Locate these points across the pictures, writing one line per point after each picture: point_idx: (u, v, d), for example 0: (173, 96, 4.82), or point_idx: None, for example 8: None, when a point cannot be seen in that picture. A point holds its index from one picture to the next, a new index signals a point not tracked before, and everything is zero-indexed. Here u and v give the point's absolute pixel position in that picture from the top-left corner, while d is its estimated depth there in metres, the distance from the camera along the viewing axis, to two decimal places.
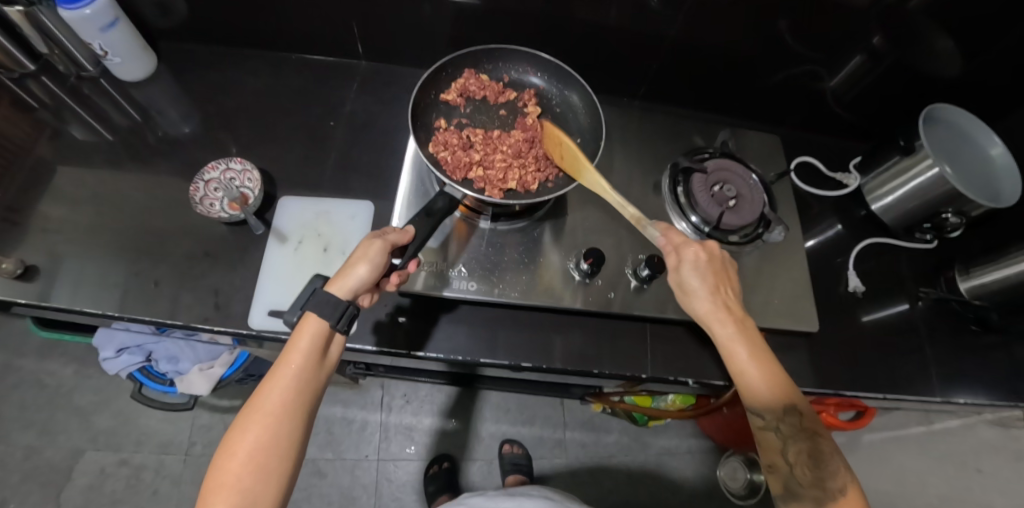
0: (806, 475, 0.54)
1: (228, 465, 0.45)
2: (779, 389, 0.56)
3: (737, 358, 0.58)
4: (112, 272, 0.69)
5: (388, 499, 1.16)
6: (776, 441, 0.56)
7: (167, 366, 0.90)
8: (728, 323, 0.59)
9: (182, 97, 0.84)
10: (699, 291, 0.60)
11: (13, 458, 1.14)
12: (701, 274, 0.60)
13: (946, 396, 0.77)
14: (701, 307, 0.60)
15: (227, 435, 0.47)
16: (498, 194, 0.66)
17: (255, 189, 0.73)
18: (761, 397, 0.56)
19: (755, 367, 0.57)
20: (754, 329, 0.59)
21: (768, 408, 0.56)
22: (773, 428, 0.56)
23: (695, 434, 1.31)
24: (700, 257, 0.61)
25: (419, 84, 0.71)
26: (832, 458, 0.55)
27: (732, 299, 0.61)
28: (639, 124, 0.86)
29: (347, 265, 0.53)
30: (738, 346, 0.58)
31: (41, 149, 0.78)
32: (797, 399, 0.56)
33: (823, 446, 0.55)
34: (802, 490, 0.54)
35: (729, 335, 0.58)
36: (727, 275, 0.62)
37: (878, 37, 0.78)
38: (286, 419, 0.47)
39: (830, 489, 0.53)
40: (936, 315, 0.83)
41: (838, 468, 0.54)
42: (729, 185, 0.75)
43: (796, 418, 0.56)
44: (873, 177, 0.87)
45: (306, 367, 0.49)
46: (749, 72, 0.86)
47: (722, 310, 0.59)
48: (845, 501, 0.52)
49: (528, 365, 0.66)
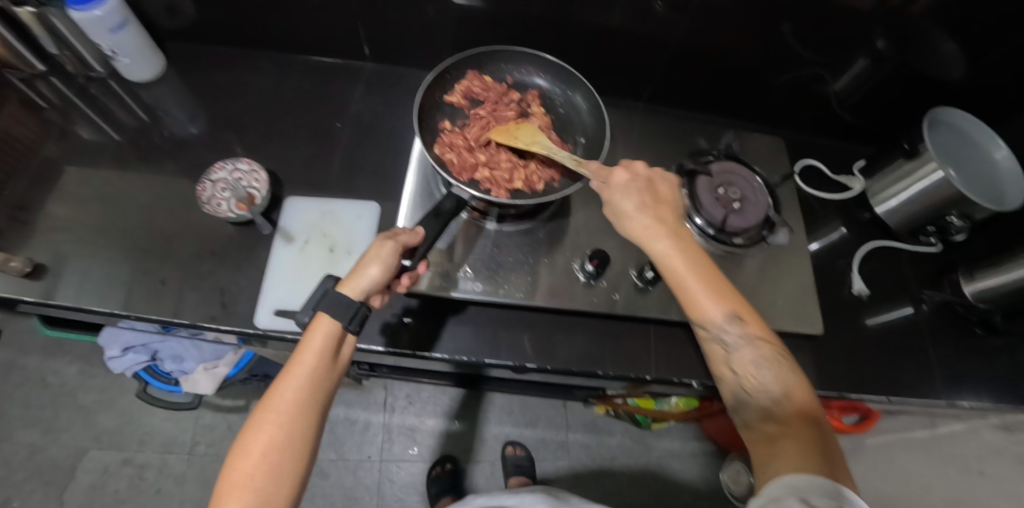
0: (752, 383, 0.52)
1: (241, 466, 0.44)
2: (721, 298, 0.54)
3: (676, 270, 0.55)
4: (118, 270, 0.70)
5: (391, 500, 1.16)
6: (720, 352, 0.54)
7: (172, 364, 0.91)
8: (665, 238, 0.56)
9: (190, 98, 0.85)
10: (630, 213, 0.58)
11: (17, 456, 1.14)
12: (631, 195, 0.58)
13: (951, 399, 0.77)
14: (636, 227, 0.57)
15: (239, 436, 0.46)
16: (504, 194, 0.66)
17: (262, 190, 0.74)
18: (703, 308, 0.54)
19: (696, 280, 0.54)
20: (693, 243, 0.57)
21: (711, 318, 0.53)
22: (718, 339, 0.53)
23: (698, 436, 1.31)
24: (626, 180, 0.59)
25: (425, 85, 0.71)
26: (778, 363, 0.52)
27: (668, 212, 0.59)
28: (644, 127, 0.86)
29: (360, 265, 0.54)
30: (676, 260, 0.55)
31: (49, 149, 0.79)
32: (739, 307, 0.54)
33: (766, 352, 0.52)
34: (750, 398, 0.52)
35: (667, 250, 0.55)
36: (663, 193, 0.60)
37: (880, 41, 0.79)
38: (299, 418, 0.47)
39: (777, 395, 0.50)
40: (941, 318, 0.83)
41: (784, 372, 0.52)
42: (734, 188, 0.75)
43: (738, 325, 0.53)
44: (878, 181, 0.87)
45: (319, 366, 0.49)
46: (753, 75, 0.86)
47: (654, 224, 0.56)
48: (794, 406, 0.49)
49: (534, 365, 0.66)
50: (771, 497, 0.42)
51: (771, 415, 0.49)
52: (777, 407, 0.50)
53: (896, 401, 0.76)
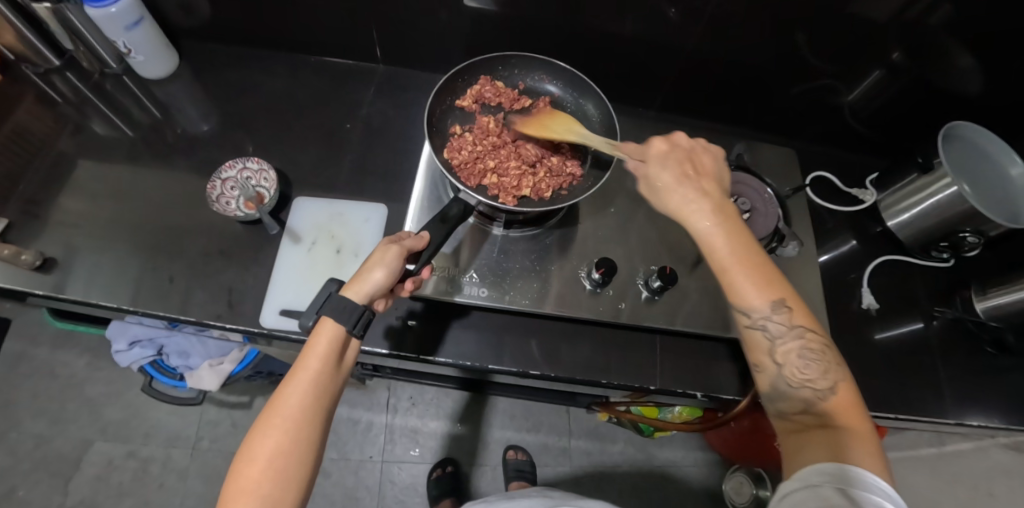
0: (794, 374, 0.49)
1: (248, 470, 0.44)
2: (767, 285, 0.51)
3: (719, 254, 0.51)
4: (128, 266, 0.70)
5: (390, 501, 1.16)
6: (762, 339, 0.50)
7: (179, 359, 0.92)
8: (708, 218, 0.53)
9: (202, 96, 0.85)
10: (670, 187, 0.56)
11: (23, 446, 1.15)
12: (671, 172, 0.56)
13: (959, 418, 0.76)
14: (678, 205, 0.55)
15: (245, 441, 0.46)
16: (512, 201, 0.66)
17: (272, 189, 0.74)
18: (746, 293, 0.50)
19: (741, 259, 0.51)
20: (740, 224, 0.53)
21: (755, 305, 0.50)
22: (761, 327, 0.50)
23: (702, 446, 1.30)
24: (664, 150, 0.58)
25: (436, 89, 0.71)
26: (822, 355, 0.49)
27: (711, 188, 0.56)
28: (655, 134, 0.85)
29: (365, 269, 0.53)
30: (720, 241, 0.52)
31: (64, 143, 0.80)
32: (787, 294, 0.50)
33: (811, 343, 0.50)
34: (790, 389, 0.49)
35: (709, 231, 0.53)
36: (707, 173, 0.57)
37: (897, 53, 0.78)
38: (305, 424, 0.47)
39: (822, 387, 0.48)
40: (951, 335, 0.82)
41: (830, 364, 0.49)
42: (744, 198, 0.74)
43: (786, 315, 0.50)
44: (890, 194, 0.86)
45: (324, 371, 0.49)
46: (766, 85, 0.86)
47: (700, 201, 0.54)
48: (836, 401, 0.47)
49: (536, 373, 0.66)
50: (806, 483, 0.42)
51: (813, 409, 0.48)
52: (821, 401, 0.48)
53: (904, 419, 0.75)
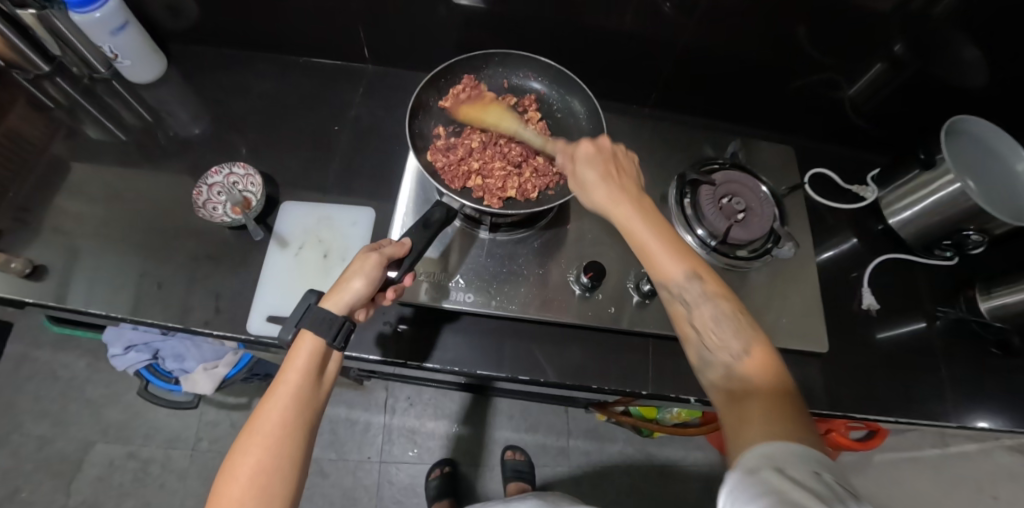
0: (715, 342, 0.48)
1: (230, 489, 0.44)
2: (679, 256, 0.51)
3: (634, 235, 0.53)
4: (118, 272, 0.70)
5: (389, 502, 1.16)
6: (682, 311, 0.50)
7: (174, 363, 0.92)
8: (625, 203, 0.55)
9: (192, 99, 0.85)
10: (592, 182, 0.57)
11: (26, 448, 1.17)
12: (592, 165, 0.58)
13: (963, 421, 0.74)
14: (599, 196, 0.56)
15: (227, 459, 0.46)
16: (497, 203, 0.65)
17: (258, 192, 0.74)
18: (662, 268, 0.51)
19: (656, 239, 0.52)
20: (652, 207, 0.55)
21: (670, 278, 0.50)
22: (679, 299, 0.50)
23: (701, 446, 1.29)
24: (590, 151, 0.59)
25: (419, 89, 0.70)
26: (737, 318, 0.48)
27: (630, 183, 0.57)
28: (649, 131, 0.83)
29: (343, 279, 0.53)
30: (637, 224, 0.53)
31: (55, 148, 0.79)
32: (697, 264, 0.51)
33: (726, 309, 0.49)
34: (714, 359, 0.48)
35: (625, 217, 0.54)
36: (623, 165, 0.60)
37: (899, 45, 0.75)
38: (288, 440, 0.46)
39: (740, 350, 0.47)
40: (956, 336, 0.80)
41: (743, 326, 0.48)
42: (738, 198, 0.72)
43: (697, 284, 0.50)
44: (893, 191, 0.84)
45: (305, 385, 0.49)
46: (762, 79, 0.84)
47: (617, 191, 0.55)
48: (756, 363, 0.46)
49: (526, 378, 0.65)
50: (746, 469, 0.38)
51: (735, 374, 0.46)
52: (740, 365, 0.46)
53: (904, 421, 0.73)
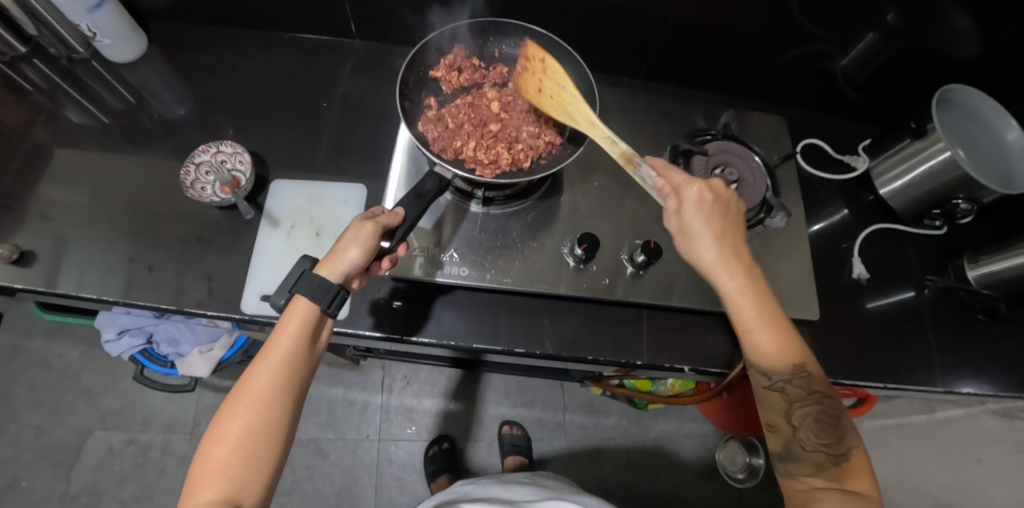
0: (810, 438, 0.54)
1: (218, 449, 0.45)
2: (788, 348, 0.54)
3: (743, 312, 0.55)
4: (107, 256, 0.69)
5: (389, 479, 1.17)
6: (781, 403, 0.55)
7: (167, 348, 0.91)
8: (738, 274, 0.55)
9: (175, 79, 0.83)
10: (704, 239, 0.55)
11: (24, 437, 1.17)
12: (705, 216, 0.55)
13: (949, 385, 0.76)
14: (709, 256, 0.55)
15: (215, 421, 0.46)
16: (490, 174, 0.64)
17: (247, 171, 0.73)
18: (769, 358, 0.54)
19: (765, 327, 0.54)
20: (762, 281, 0.56)
21: (774, 369, 0.55)
22: (779, 390, 0.55)
23: (695, 417, 1.31)
24: (704, 197, 0.56)
25: (407, 61, 0.67)
26: (836, 422, 0.54)
27: (742, 248, 0.56)
28: (642, 102, 0.82)
29: (339, 247, 0.52)
30: (747, 299, 0.54)
31: (36, 132, 0.78)
32: (805, 358, 0.54)
33: (827, 409, 0.54)
34: (805, 453, 0.54)
35: (736, 289, 0.55)
36: (737, 221, 0.57)
37: (892, 14, 0.75)
38: (276, 403, 0.47)
39: (833, 451, 0.53)
40: (942, 303, 0.82)
41: (842, 431, 0.54)
42: (731, 169, 0.72)
43: (804, 381, 0.54)
44: (882, 161, 0.85)
45: (297, 349, 0.49)
46: (755, 49, 0.83)
47: (730, 257, 0.55)
48: (849, 466, 0.52)
49: (523, 351, 0.65)
50: None
51: (823, 472, 0.52)
52: (833, 467, 0.52)
53: (892, 387, 0.75)
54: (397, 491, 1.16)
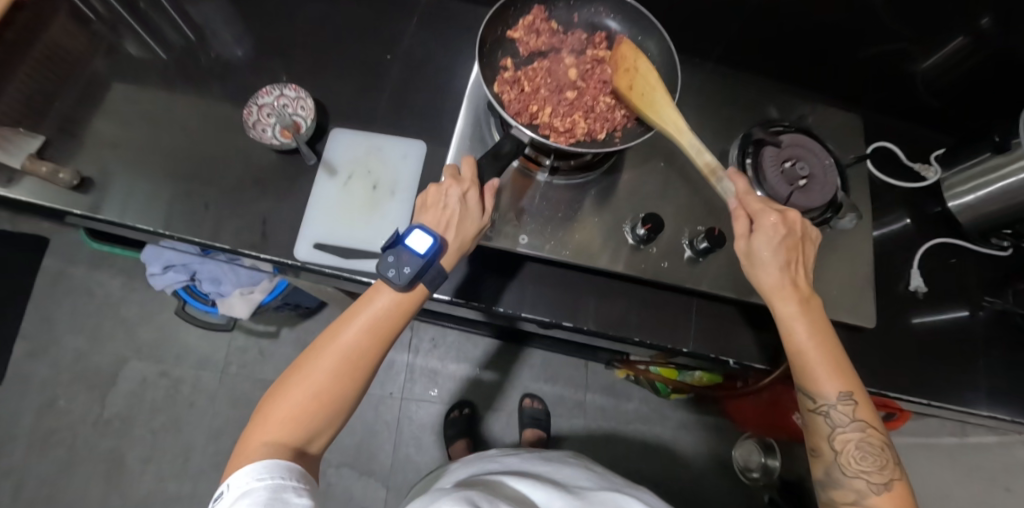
0: (850, 464, 0.55)
1: (293, 396, 0.47)
2: (838, 375, 0.55)
3: (795, 336, 0.55)
4: (164, 191, 0.70)
5: (408, 437, 1.20)
6: (825, 426, 0.55)
7: (210, 286, 0.93)
8: (791, 300, 0.56)
9: (238, 19, 0.82)
10: (766, 264, 0.57)
11: (63, 359, 1.21)
12: (773, 246, 0.56)
13: (995, 411, 0.74)
14: (768, 281, 0.57)
15: (296, 368, 0.48)
16: (563, 142, 0.62)
17: (308, 117, 0.72)
18: (817, 382, 0.55)
19: (816, 351, 0.55)
20: (818, 309, 0.56)
21: (824, 393, 0.55)
22: (827, 414, 0.55)
23: (715, 411, 1.30)
24: (777, 226, 0.56)
25: (488, 17, 0.64)
26: (882, 451, 0.54)
27: (801, 278, 0.58)
28: (712, 85, 0.79)
29: (458, 235, 0.54)
30: (798, 324, 0.55)
31: (98, 61, 0.78)
32: (853, 386, 0.55)
33: (874, 438, 0.54)
34: (843, 478, 0.55)
35: (791, 314, 0.56)
36: (803, 251, 0.59)
37: (987, 18, 0.72)
38: (357, 367, 0.48)
39: (873, 480, 0.54)
40: (998, 325, 0.79)
41: (887, 461, 0.54)
42: (803, 163, 0.69)
43: (851, 407, 0.54)
44: (958, 173, 0.80)
45: (383, 319, 0.50)
46: (837, 40, 0.79)
47: (786, 283, 0.56)
48: (887, 496, 0.53)
49: (570, 325, 0.65)
50: None
51: (861, 499, 0.54)
52: (869, 497, 0.54)
53: (936, 404, 0.73)
54: (414, 450, 1.19)
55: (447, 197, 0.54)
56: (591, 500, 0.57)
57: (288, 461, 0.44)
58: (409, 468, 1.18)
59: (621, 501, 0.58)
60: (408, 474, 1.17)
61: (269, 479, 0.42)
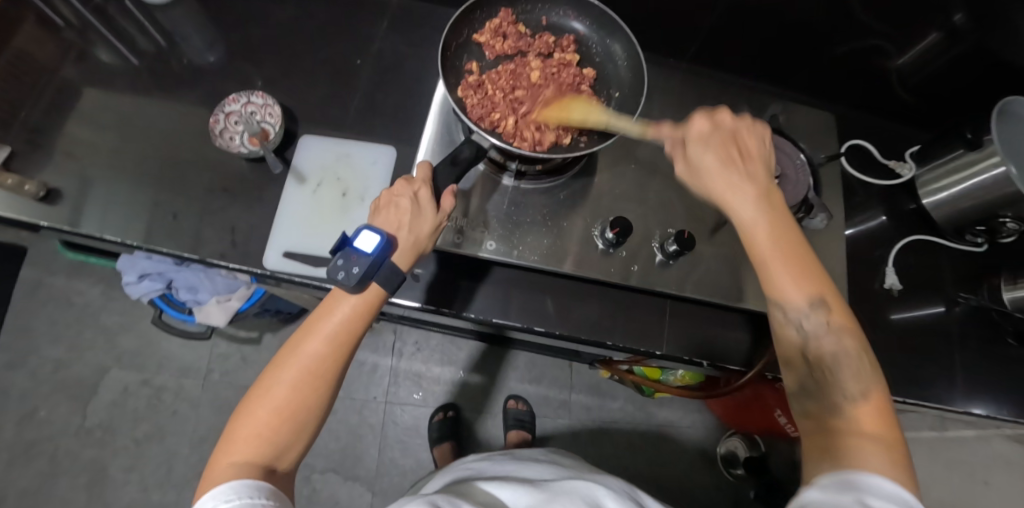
0: (827, 378, 0.47)
1: (255, 413, 0.46)
2: (805, 279, 0.48)
3: (757, 240, 0.49)
4: (132, 200, 0.69)
5: (393, 441, 1.20)
6: (795, 337, 0.48)
7: (187, 294, 0.91)
8: (751, 195, 0.50)
9: (207, 25, 0.81)
10: (710, 168, 0.52)
11: (43, 370, 1.20)
12: (712, 148, 0.52)
13: (969, 407, 0.74)
14: (716, 186, 0.51)
15: (256, 385, 0.48)
16: (527, 148, 0.60)
17: (277, 125, 0.71)
18: (782, 285, 0.48)
19: (781, 253, 0.48)
20: (781, 209, 0.50)
21: (793, 298, 0.47)
22: (796, 322, 0.48)
23: (700, 409, 1.31)
24: (706, 131, 0.54)
25: (451, 22, 0.64)
26: (859, 360, 0.47)
27: (755, 171, 0.52)
28: (686, 84, 0.79)
29: (411, 235, 0.53)
30: (760, 226, 0.49)
31: (66, 69, 0.76)
32: (828, 292, 0.48)
33: (849, 346, 0.47)
34: (819, 392, 0.47)
35: (750, 216, 0.50)
36: (746, 146, 0.53)
37: (960, 14, 0.72)
38: (319, 378, 0.48)
39: (852, 391, 0.46)
40: (973, 321, 0.80)
41: (866, 369, 0.46)
42: (774, 163, 0.69)
43: (825, 313, 0.47)
44: (930, 170, 0.81)
45: (344, 329, 0.50)
46: (810, 37, 0.80)
47: (740, 181, 0.51)
48: (869, 410, 0.45)
49: (542, 329, 0.65)
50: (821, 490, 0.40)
51: (839, 414, 0.45)
52: (849, 410, 0.45)
53: (912, 402, 0.74)
54: (399, 453, 1.19)
55: (398, 197, 0.54)
56: (554, 492, 0.55)
57: (255, 480, 0.43)
58: (395, 471, 1.18)
59: (584, 489, 0.55)
60: (395, 478, 1.17)
61: (237, 500, 0.41)
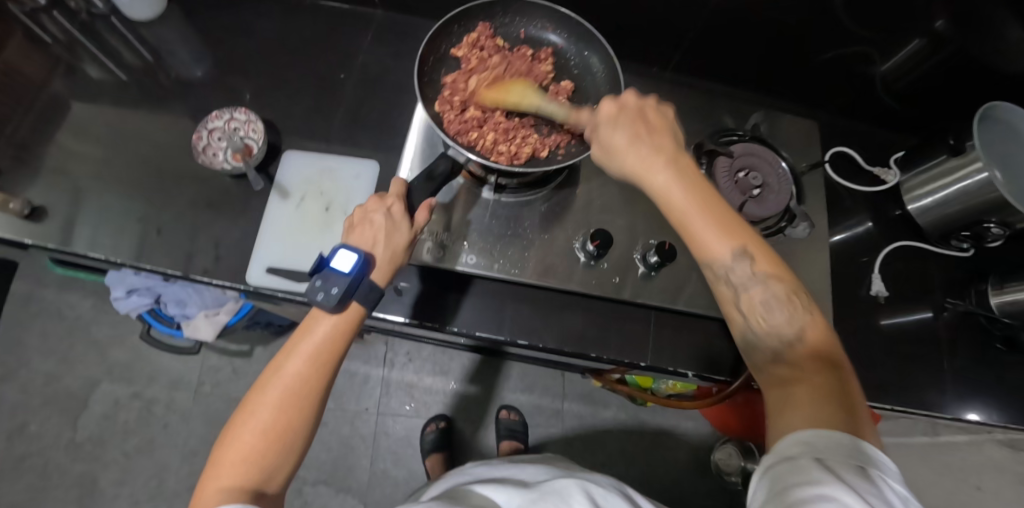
0: (765, 327, 0.47)
1: (240, 437, 0.46)
2: (726, 231, 0.48)
3: (672, 204, 0.50)
4: (115, 216, 0.69)
5: (385, 452, 1.19)
6: (728, 292, 0.49)
7: (175, 308, 0.91)
8: (660, 168, 0.51)
9: (193, 39, 0.81)
10: (622, 148, 0.52)
11: (34, 383, 1.19)
12: (621, 128, 0.53)
13: (958, 413, 0.74)
14: (629, 162, 0.52)
15: (240, 409, 0.48)
16: (504, 162, 0.61)
17: (260, 140, 0.72)
18: (704, 243, 0.49)
19: (698, 211, 0.49)
20: (697, 173, 0.51)
21: (717, 255, 0.48)
22: (726, 278, 0.48)
23: (693, 416, 1.31)
24: (615, 113, 0.54)
25: (429, 36, 0.65)
26: (792, 301, 0.47)
27: (665, 143, 0.52)
28: (670, 95, 0.79)
29: (388, 251, 0.53)
30: (673, 190, 0.50)
31: (51, 85, 0.77)
32: (750, 242, 0.48)
33: (781, 292, 0.48)
34: (759, 343, 0.48)
35: (663, 183, 0.50)
36: (648, 119, 0.54)
37: (941, 21, 0.72)
38: (303, 398, 0.48)
39: (789, 337, 0.46)
40: (961, 327, 0.79)
41: (799, 310, 0.47)
42: (755, 173, 0.69)
43: (748, 263, 0.48)
44: (915, 176, 0.81)
45: (326, 347, 0.50)
46: (793, 45, 0.80)
47: (652, 155, 0.51)
48: (811, 349, 0.45)
49: (525, 343, 0.65)
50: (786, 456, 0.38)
51: (783, 359, 0.46)
52: (790, 352, 0.46)
53: (900, 409, 0.73)
54: (391, 464, 1.18)
55: (372, 214, 0.54)
56: (543, 490, 0.54)
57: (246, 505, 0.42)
58: (386, 483, 1.17)
59: (577, 487, 0.55)
60: (386, 489, 1.16)
61: None
